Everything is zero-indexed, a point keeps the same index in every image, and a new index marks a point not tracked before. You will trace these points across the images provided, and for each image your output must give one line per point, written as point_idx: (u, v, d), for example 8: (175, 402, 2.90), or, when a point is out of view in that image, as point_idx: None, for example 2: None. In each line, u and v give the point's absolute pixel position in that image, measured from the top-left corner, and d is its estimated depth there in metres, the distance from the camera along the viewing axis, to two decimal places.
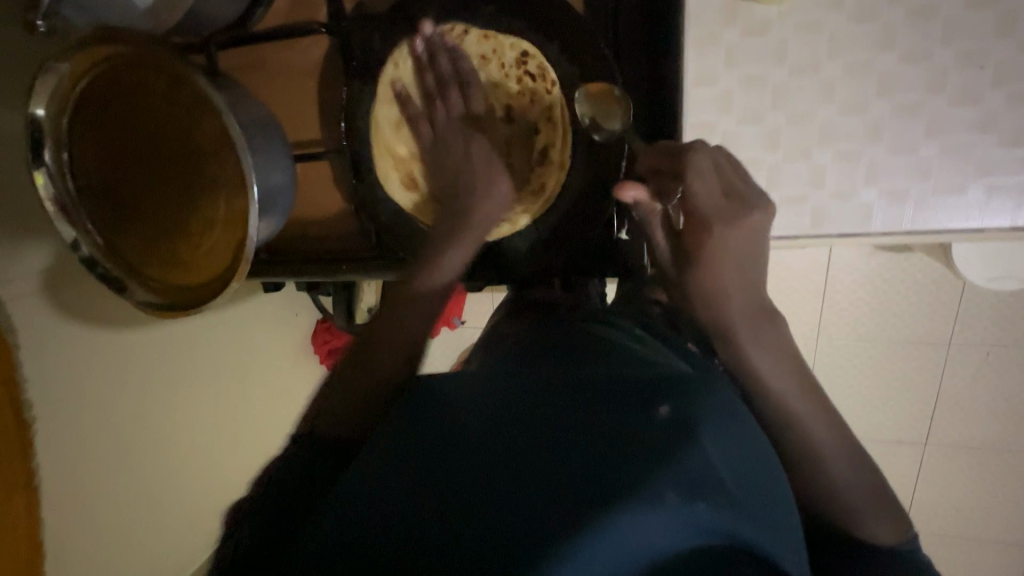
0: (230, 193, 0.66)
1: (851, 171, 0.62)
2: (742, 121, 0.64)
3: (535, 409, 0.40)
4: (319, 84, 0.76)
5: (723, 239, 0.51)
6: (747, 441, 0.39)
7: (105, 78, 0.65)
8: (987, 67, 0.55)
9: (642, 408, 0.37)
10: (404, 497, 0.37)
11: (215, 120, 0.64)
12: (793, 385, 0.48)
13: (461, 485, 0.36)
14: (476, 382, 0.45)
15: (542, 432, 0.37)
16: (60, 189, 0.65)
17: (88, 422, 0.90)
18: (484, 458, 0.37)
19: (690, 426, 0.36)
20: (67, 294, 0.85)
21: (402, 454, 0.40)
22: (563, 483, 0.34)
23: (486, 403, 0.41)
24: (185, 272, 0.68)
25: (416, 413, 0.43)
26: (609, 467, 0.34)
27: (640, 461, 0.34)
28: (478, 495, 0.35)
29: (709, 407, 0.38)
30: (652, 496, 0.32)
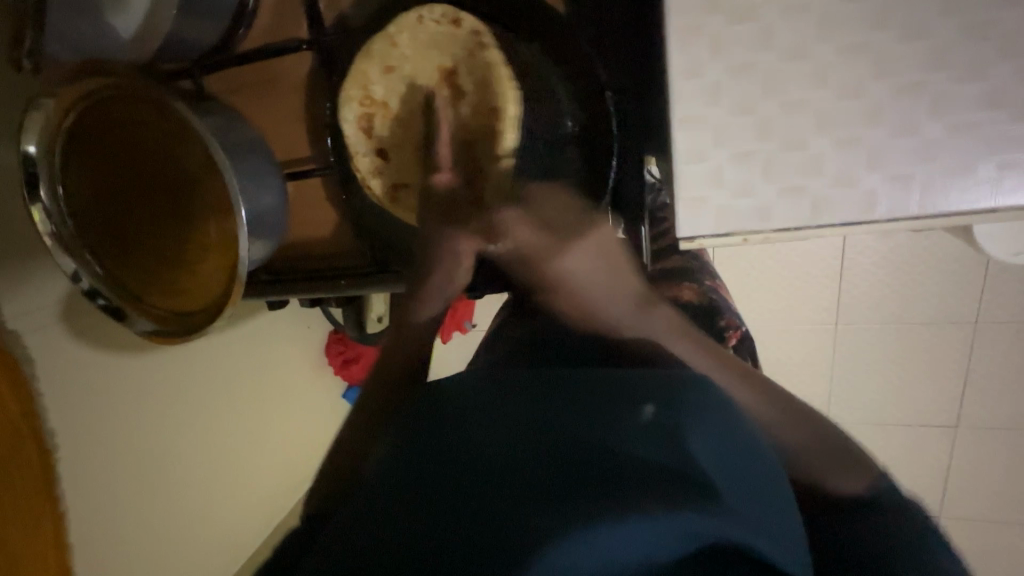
0: (220, 217, 0.66)
1: (854, 160, 0.50)
2: (733, 111, 0.51)
3: (542, 422, 0.46)
4: (306, 101, 0.76)
5: (566, 268, 0.61)
6: (736, 436, 0.44)
7: (92, 110, 0.65)
8: (991, 39, 0.45)
9: (633, 416, 0.45)
10: (425, 506, 0.42)
11: (202, 146, 0.64)
12: (687, 349, 0.56)
13: (479, 498, 0.41)
14: (487, 387, 0.52)
15: (548, 449, 0.43)
16: (58, 223, 0.67)
17: (116, 444, 0.93)
18: (499, 475, 0.43)
19: (674, 431, 0.43)
20: (84, 324, 0.86)
21: (421, 473, 0.44)
22: (568, 495, 0.40)
23: (498, 419, 0.47)
24: (182, 298, 0.69)
25: (430, 432, 0.47)
26: (611, 489, 0.39)
27: (638, 477, 0.40)
28: (496, 494, 0.41)
29: (697, 415, 0.44)
30: (648, 511, 0.37)
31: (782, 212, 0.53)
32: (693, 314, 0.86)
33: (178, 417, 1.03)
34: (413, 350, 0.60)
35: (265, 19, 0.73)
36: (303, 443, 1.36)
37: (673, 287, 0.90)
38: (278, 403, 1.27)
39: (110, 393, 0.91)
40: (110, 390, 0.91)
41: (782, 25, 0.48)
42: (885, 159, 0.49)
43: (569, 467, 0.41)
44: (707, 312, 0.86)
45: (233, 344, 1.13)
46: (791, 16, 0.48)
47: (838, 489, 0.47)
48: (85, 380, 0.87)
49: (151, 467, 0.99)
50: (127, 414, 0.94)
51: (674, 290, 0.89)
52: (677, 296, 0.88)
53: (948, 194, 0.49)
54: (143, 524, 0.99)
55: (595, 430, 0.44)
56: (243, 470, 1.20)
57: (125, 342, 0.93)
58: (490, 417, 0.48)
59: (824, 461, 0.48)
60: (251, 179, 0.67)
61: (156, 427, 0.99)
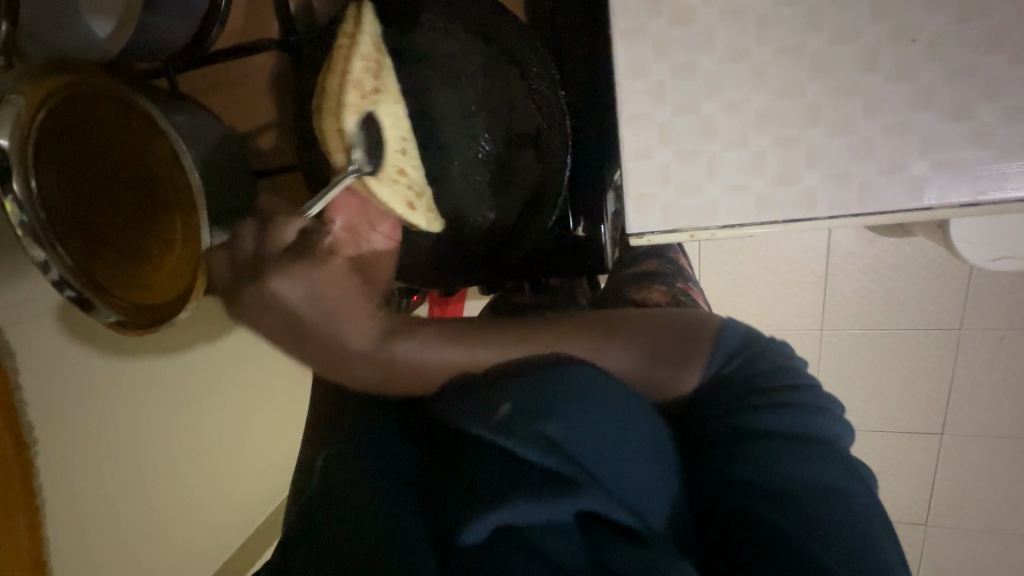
0: (185, 213, 0.67)
1: (792, 160, 0.52)
2: (679, 112, 0.53)
3: None
4: (278, 100, 0.78)
5: (274, 288, 0.49)
6: (611, 418, 0.44)
7: (65, 105, 0.66)
8: (920, 41, 0.46)
9: (490, 413, 0.46)
10: (325, 533, 0.45)
11: (169, 143, 0.65)
12: (496, 356, 0.49)
13: (363, 518, 0.44)
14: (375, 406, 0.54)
15: None
16: (29, 216, 0.66)
17: (96, 445, 0.93)
18: (387, 491, 0.46)
19: (531, 420, 0.44)
20: (66, 319, 0.88)
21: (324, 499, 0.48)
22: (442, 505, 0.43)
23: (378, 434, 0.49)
24: (154, 291, 0.70)
25: (336, 468, 0.50)
26: (477, 494, 0.43)
27: (501, 474, 0.43)
28: (377, 514, 0.44)
29: (553, 403, 0.44)
30: (509, 504, 0.41)
31: (726, 210, 0.55)
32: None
33: (159, 423, 1.02)
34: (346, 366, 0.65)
35: (237, 20, 0.75)
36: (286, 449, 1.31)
37: (642, 291, 0.90)
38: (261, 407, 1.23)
39: (90, 392, 0.91)
40: (90, 388, 0.91)
41: (722, 28, 0.49)
42: (825, 157, 0.51)
43: None
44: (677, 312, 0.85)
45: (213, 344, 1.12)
46: (729, 19, 0.49)
47: (684, 383, 0.49)
48: (64, 379, 0.87)
49: (136, 470, 0.99)
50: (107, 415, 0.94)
51: (642, 293, 0.89)
52: (645, 299, 0.88)
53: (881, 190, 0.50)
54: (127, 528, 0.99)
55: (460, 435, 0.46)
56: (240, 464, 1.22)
57: (107, 343, 0.93)
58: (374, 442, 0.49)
59: (674, 357, 0.50)
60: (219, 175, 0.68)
61: (138, 430, 0.98)
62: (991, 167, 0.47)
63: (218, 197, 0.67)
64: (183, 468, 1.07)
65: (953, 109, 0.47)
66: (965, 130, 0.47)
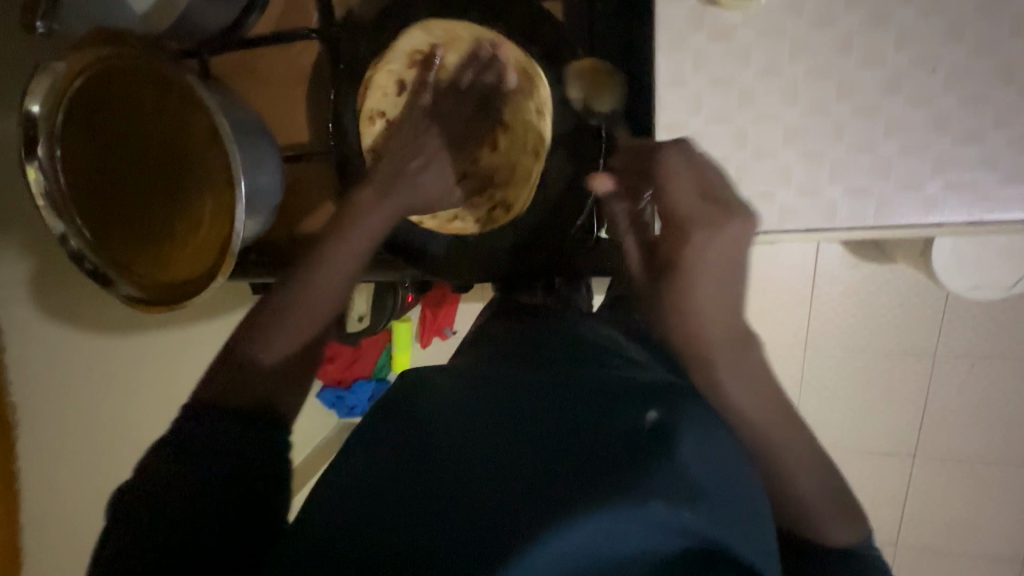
0: (215, 193, 0.67)
1: (815, 174, 0.55)
2: (714, 121, 0.56)
3: (510, 407, 0.41)
4: (308, 89, 0.78)
5: (702, 252, 0.46)
6: (733, 456, 0.39)
7: (100, 77, 0.66)
8: (939, 70, 0.50)
9: (633, 410, 0.38)
10: (378, 508, 0.38)
11: (206, 120, 0.65)
12: (758, 408, 0.43)
13: (430, 491, 0.37)
14: (456, 379, 0.47)
15: (521, 439, 0.38)
16: (52, 186, 0.67)
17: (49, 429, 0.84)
18: (468, 466, 0.37)
19: (673, 428, 0.37)
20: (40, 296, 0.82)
21: (382, 468, 0.40)
22: (545, 488, 0.34)
23: (476, 410, 0.41)
24: (172, 269, 0.70)
25: (399, 435, 0.42)
26: (593, 477, 0.34)
27: (628, 467, 0.34)
28: (448, 512, 0.35)
29: (703, 432, 0.37)
30: (638, 498, 0.32)
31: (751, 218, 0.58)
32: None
33: (141, 409, 0.97)
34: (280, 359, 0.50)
35: (276, 9, 0.76)
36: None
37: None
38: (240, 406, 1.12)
39: (68, 372, 0.86)
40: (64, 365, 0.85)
41: (758, 46, 0.53)
42: (847, 172, 0.54)
43: (540, 459, 0.36)
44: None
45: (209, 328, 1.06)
46: (765, 39, 0.52)
47: (836, 543, 0.43)
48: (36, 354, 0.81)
49: (115, 454, 0.93)
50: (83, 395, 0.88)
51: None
52: None
53: (894, 207, 0.53)
54: (93, 518, 0.91)
55: (578, 432, 0.37)
56: None
57: (96, 322, 0.90)
58: (462, 410, 0.42)
59: (834, 513, 0.43)
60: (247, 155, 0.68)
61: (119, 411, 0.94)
62: (996, 191, 0.51)
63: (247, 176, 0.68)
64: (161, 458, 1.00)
65: (965, 134, 0.51)
66: (973, 155, 0.51)
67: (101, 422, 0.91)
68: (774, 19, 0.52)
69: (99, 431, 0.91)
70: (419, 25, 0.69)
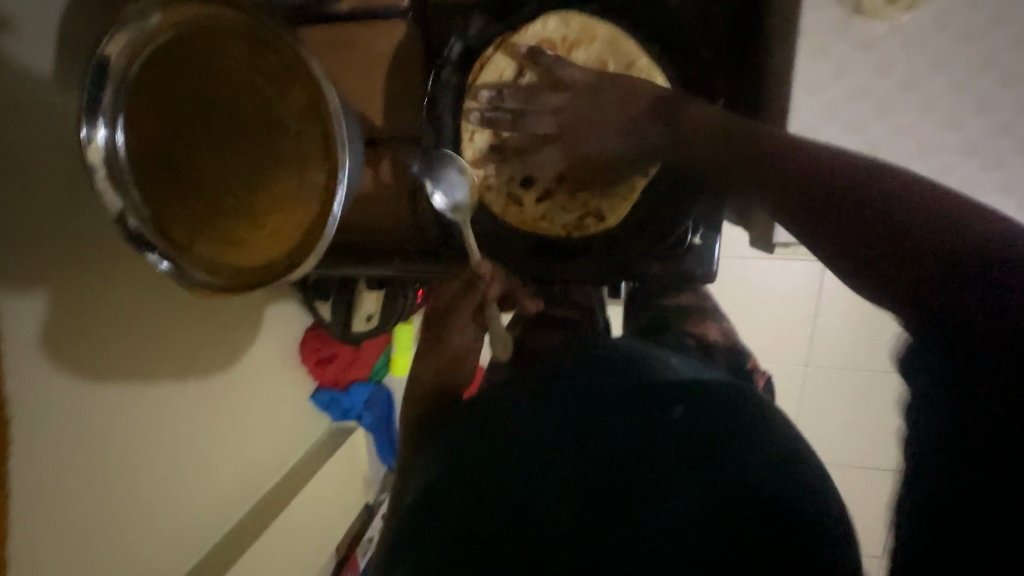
0: (307, 168, 0.63)
1: (945, 188, 0.56)
2: (846, 129, 0.56)
3: (577, 423, 0.55)
4: (387, 71, 0.75)
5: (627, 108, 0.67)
6: (760, 432, 0.53)
7: (186, 36, 0.61)
8: None
9: (668, 412, 0.54)
10: (487, 506, 0.50)
11: (304, 91, 0.61)
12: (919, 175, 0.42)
13: (528, 494, 0.51)
14: (519, 398, 0.60)
15: (591, 450, 0.52)
16: (112, 157, 0.61)
17: (73, 479, 0.80)
18: (554, 478, 0.51)
19: (698, 422, 0.53)
20: (54, 336, 0.75)
21: (483, 474, 0.52)
22: (620, 495, 0.49)
23: (540, 420, 0.56)
24: (245, 250, 0.64)
25: (483, 448, 0.55)
26: (650, 481, 0.49)
27: (675, 468, 0.50)
28: (531, 503, 0.50)
29: (724, 425, 0.52)
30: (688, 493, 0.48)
31: None
32: (721, 355, 0.88)
33: (156, 403, 0.92)
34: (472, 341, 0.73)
35: None
36: (262, 463, 1.20)
37: (700, 326, 0.92)
38: (253, 406, 1.16)
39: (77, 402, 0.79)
40: (79, 411, 0.80)
41: (900, 57, 0.53)
42: (974, 188, 0.55)
43: (612, 467, 0.51)
44: (731, 350, 0.90)
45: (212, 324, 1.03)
46: (911, 50, 0.53)
47: None
48: (54, 410, 0.77)
49: (130, 476, 0.89)
50: (97, 437, 0.83)
51: (700, 328, 0.91)
52: (703, 336, 0.90)
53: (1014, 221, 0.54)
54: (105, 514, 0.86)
55: (629, 440, 0.52)
56: (223, 458, 1.08)
57: (106, 334, 0.82)
58: (537, 427, 0.55)
59: None
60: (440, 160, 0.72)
61: (131, 401, 0.88)
62: None
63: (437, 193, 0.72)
64: (183, 473, 0.99)
65: None
66: None
67: (116, 411, 0.85)
68: (920, 33, 0.52)
69: (115, 420, 0.85)
70: (557, 14, 0.68)
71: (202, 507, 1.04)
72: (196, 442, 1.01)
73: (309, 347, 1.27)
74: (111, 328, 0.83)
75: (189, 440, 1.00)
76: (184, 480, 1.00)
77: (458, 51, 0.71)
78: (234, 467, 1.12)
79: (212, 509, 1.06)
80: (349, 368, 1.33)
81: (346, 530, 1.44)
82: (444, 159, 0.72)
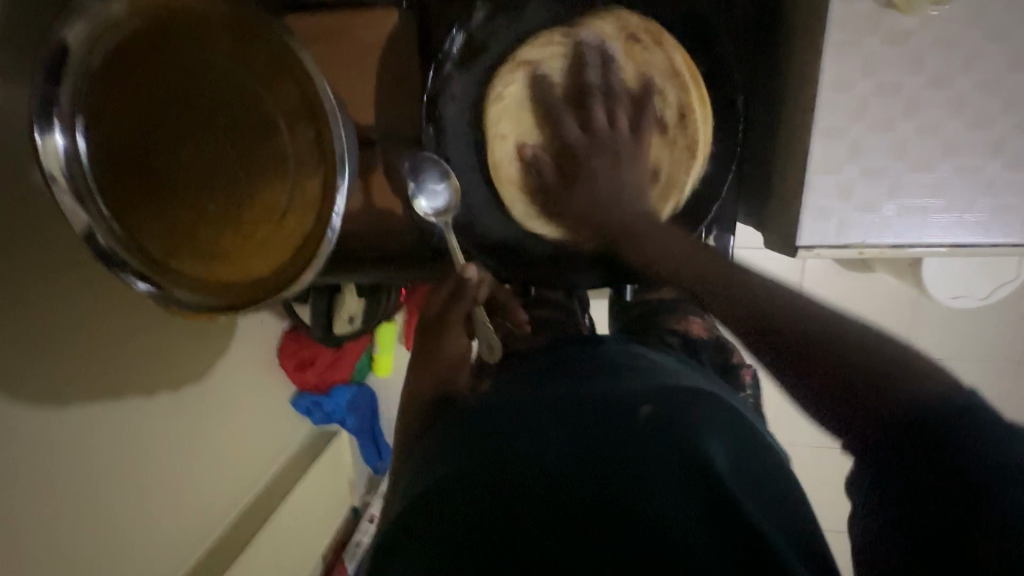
0: (300, 173, 0.57)
1: (970, 188, 0.55)
2: (874, 129, 0.55)
3: (544, 428, 0.52)
4: (381, 60, 0.70)
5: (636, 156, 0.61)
6: (738, 433, 0.49)
7: (158, 23, 0.54)
8: None
9: (630, 410, 0.50)
10: (446, 510, 0.48)
11: (295, 86, 0.55)
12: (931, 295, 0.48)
13: (485, 502, 0.48)
14: (488, 398, 0.58)
15: (551, 457, 0.50)
16: (72, 167, 0.54)
17: (34, 506, 0.73)
18: (511, 483, 0.49)
19: (665, 421, 0.48)
20: (10, 357, 0.67)
21: (441, 477, 0.49)
22: (575, 501, 0.48)
23: (507, 431, 0.52)
24: (231, 267, 0.58)
25: (449, 450, 0.52)
26: (612, 483, 0.47)
27: (638, 469, 0.47)
28: (504, 524, 0.47)
29: (695, 426, 0.48)
30: (654, 497, 0.46)
31: (899, 226, 0.57)
32: (706, 352, 0.87)
33: (131, 418, 0.86)
34: (457, 348, 0.67)
35: None
36: (244, 472, 1.14)
37: (684, 323, 0.90)
38: (230, 415, 1.08)
39: (45, 423, 0.73)
40: (36, 433, 0.72)
41: (933, 53, 0.52)
42: (1000, 187, 0.55)
43: (574, 473, 0.48)
44: (718, 349, 0.88)
45: (185, 332, 0.96)
46: (941, 45, 0.52)
47: None
48: (7, 438, 0.68)
49: (105, 496, 0.83)
50: (63, 459, 0.76)
51: (683, 325, 0.88)
52: (688, 331, 0.88)
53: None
54: (80, 535, 0.80)
55: (597, 453, 0.49)
56: (203, 471, 1.02)
57: (74, 340, 0.75)
58: (498, 430, 0.52)
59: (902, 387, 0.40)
60: (423, 165, 0.68)
61: (103, 420, 0.82)
62: None
63: (422, 199, 0.69)
64: (160, 492, 0.93)
65: None
66: None
67: (89, 427, 0.79)
68: (954, 27, 0.51)
69: (89, 437, 0.80)
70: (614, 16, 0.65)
71: (179, 525, 0.98)
72: (173, 456, 0.95)
73: (287, 351, 1.20)
74: (75, 342, 0.76)
75: (164, 451, 0.93)
76: (163, 496, 0.94)
77: (460, 43, 0.65)
78: (214, 481, 1.05)
79: (193, 525, 1.01)
80: (329, 371, 1.24)
81: (331, 539, 1.38)
82: (424, 161, 0.68)
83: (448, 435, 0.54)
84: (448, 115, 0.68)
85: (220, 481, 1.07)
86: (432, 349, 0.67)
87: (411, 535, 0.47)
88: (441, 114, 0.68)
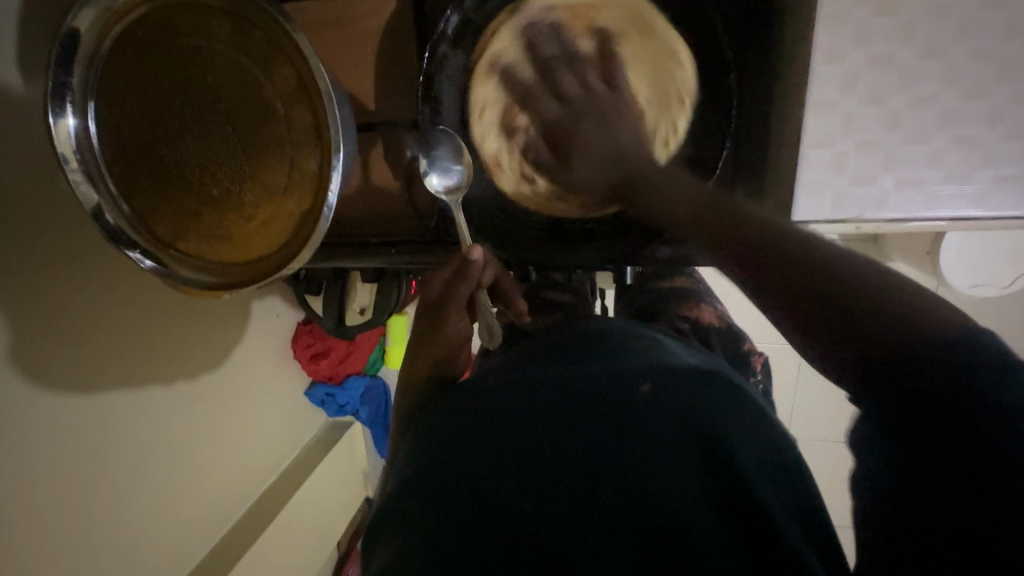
0: (298, 153, 0.59)
1: (968, 160, 0.54)
2: (866, 102, 0.54)
3: (542, 399, 0.51)
4: (380, 48, 0.71)
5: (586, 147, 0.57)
6: (743, 412, 0.47)
7: (163, 12, 0.57)
8: None
9: (629, 387, 0.49)
10: (440, 485, 0.47)
11: (293, 70, 0.57)
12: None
13: (480, 470, 0.47)
14: (493, 376, 0.58)
15: (548, 424, 0.49)
16: (83, 150, 0.57)
17: (44, 494, 0.75)
18: (506, 454, 0.48)
19: (662, 400, 0.48)
20: (36, 336, 0.71)
21: (440, 451, 0.50)
22: (570, 475, 0.46)
23: (504, 410, 0.52)
24: (233, 247, 0.60)
25: (449, 428, 0.52)
26: (605, 455, 0.46)
27: (634, 444, 0.46)
28: (497, 495, 0.46)
29: (695, 400, 0.47)
30: (647, 472, 0.44)
31: (897, 201, 0.56)
32: (718, 338, 0.84)
33: (149, 399, 0.89)
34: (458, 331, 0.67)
35: None
36: (259, 458, 1.17)
37: (693, 309, 0.88)
38: (242, 406, 1.11)
39: (66, 400, 0.77)
40: (57, 407, 0.75)
41: (925, 22, 0.51)
42: (998, 159, 0.53)
43: (567, 445, 0.47)
44: (728, 335, 0.86)
45: (201, 319, 0.99)
46: (933, 15, 0.51)
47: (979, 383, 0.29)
48: (30, 413, 0.72)
49: (125, 473, 0.86)
50: (77, 443, 0.79)
51: (693, 312, 0.88)
52: (699, 318, 0.86)
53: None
54: (101, 508, 0.83)
55: (593, 429, 0.48)
56: (218, 453, 1.05)
57: (95, 320, 0.79)
58: (499, 407, 0.52)
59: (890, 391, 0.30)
60: (436, 141, 0.69)
61: (121, 401, 0.85)
62: None
63: (433, 174, 0.69)
64: (177, 471, 0.96)
65: None
66: None
67: (109, 405, 0.83)
68: None
69: (109, 415, 0.83)
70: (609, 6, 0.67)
71: (197, 505, 1.01)
72: (190, 438, 0.98)
73: (300, 343, 1.23)
74: (94, 323, 0.79)
75: (181, 433, 0.96)
76: (180, 476, 0.97)
77: (456, 24, 0.66)
78: (229, 464, 1.08)
79: (208, 505, 1.04)
80: (342, 364, 1.26)
81: (345, 527, 1.41)
82: (437, 136, 0.69)
83: (448, 412, 0.55)
84: (445, 99, 0.69)
85: (234, 464, 1.10)
86: (432, 333, 0.67)
87: (406, 512, 0.47)
88: (435, 97, 0.69)
